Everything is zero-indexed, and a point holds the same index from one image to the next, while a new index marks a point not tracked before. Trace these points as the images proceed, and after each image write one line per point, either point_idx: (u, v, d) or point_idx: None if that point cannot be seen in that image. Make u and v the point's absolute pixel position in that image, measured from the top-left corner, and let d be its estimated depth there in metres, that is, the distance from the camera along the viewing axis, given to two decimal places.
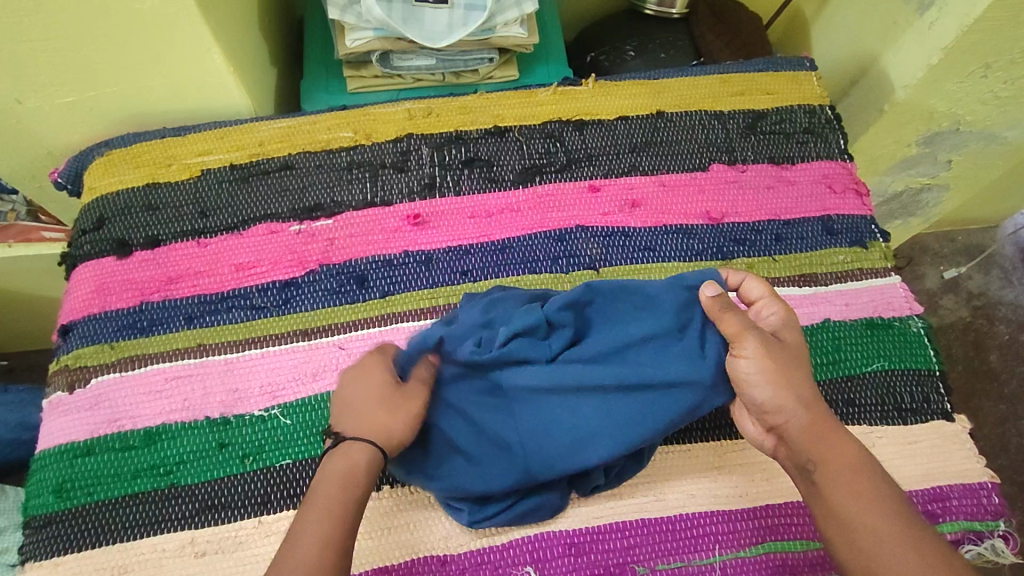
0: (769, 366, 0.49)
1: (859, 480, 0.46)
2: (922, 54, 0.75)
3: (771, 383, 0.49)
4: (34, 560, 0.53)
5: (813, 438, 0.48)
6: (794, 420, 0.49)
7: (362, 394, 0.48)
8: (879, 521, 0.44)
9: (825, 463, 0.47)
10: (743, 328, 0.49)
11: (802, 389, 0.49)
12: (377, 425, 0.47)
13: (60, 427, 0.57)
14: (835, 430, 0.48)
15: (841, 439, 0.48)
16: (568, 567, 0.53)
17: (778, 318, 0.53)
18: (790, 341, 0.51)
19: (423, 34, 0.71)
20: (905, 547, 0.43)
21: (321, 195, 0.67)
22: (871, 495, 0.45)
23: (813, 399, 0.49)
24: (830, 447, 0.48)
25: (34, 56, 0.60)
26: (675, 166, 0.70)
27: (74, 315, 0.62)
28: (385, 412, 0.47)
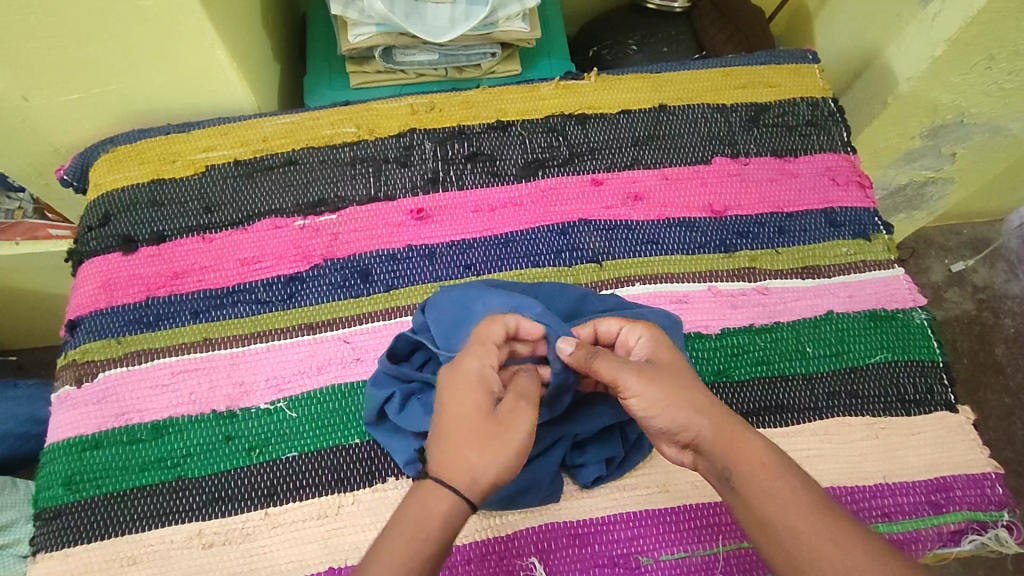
0: (656, 393, 0.46)
1: (772, 480, 0.44)
2: (925, 46, 0.74)
3: (670, 405, 0.47)
4: (44, 551, 0.53)
5: (724, 442, 0.46)
6: (699, 429, 0.47)
7: (454, 419, 0.45)
8: (800, 520, 0.43)
9: (738, 468, 0.45)
10: (615, 368, 0.46)
11: (696, 398, 0.47)
12: (466, 467, 0.43)
13: (68, 420, 0.58)
14: (742, 430, 0.47)
15: (747, 436, 0.47)
16: (573, 557, 0.53)
17: (647, 337, 0.50)
18: (667, 360, 0.49)
19: (425, 29, 0.71)
20: (832, 544, 0.42)
21: (324, 190, 0.67)
22: (788, 494, 0.44)
23: (709, 407, 0.48)
24: (740, 447, 0.46)
25: (39, 54, 0.61)
26: (678, 160, 0.70)
27: (82, 310, 0.62)
28: (476, 451, 0.43)
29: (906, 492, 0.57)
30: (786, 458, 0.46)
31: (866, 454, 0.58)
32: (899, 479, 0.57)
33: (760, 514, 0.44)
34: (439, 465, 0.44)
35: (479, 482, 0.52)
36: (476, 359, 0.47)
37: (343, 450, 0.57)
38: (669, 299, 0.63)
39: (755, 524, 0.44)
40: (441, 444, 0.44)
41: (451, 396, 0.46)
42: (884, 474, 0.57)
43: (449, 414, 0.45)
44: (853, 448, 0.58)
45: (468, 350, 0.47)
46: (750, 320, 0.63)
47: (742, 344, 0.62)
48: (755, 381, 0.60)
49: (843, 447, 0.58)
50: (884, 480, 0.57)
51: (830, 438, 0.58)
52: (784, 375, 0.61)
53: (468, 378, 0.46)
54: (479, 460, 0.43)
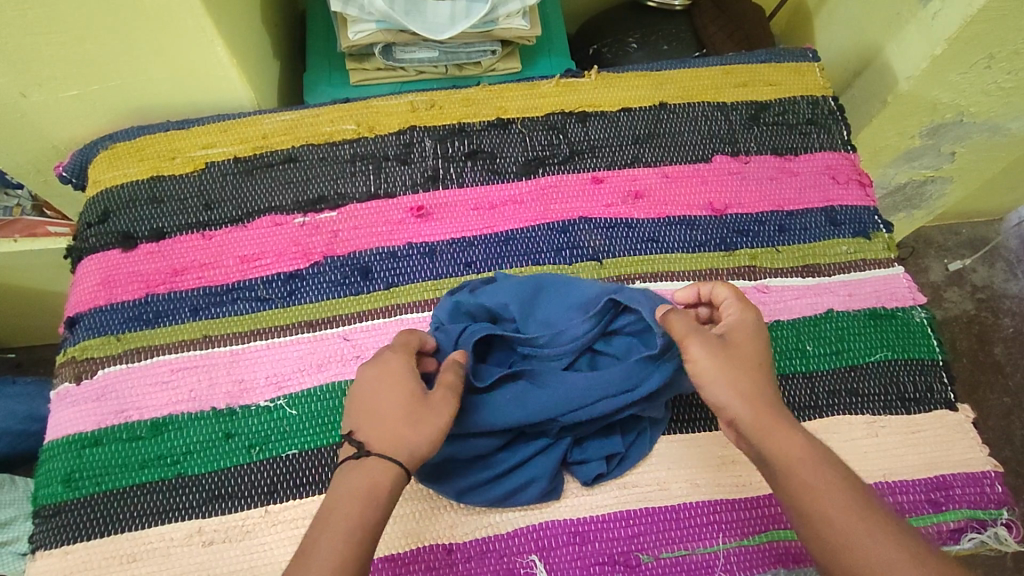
0: (717, 365, 0.47)
1: (812, 471, 0.43)
2: (925, 44, 0.74)
3: (719, 380, 0.46)
4: (43, 549, 0.53)
5: (761, 430, 0.45)
6: (738, 415, 0.46)
7: (385, 401, 0.46)
8: (840, 512, 0.42)
9: (777, 458, 0.44)
10: (688, 329, 0.48)
11: (748, 383, 0.47)
12: (400, 438, 0.45)
13: (67, 418, 0.57)
14: (784, 421, 0.46)
15: (791, 429, 0.46)
16: (573, 555, 0.53)
17: (736, 317, 0.50)
18: (741, 340, 0.49)
19: (425, 26, 0.71)
20: (871, 538, 0.40)
21: (324, 188, 0.67)
22: (829, 486, 0.43)
23: (755, 390, 0.47)
24: (778, 437, 0.45)
25: (37, 50, 0.60)
26: (678, 158, 0.70)
27: (81, 307, 0.62)
28: (411, 423, 0.45)
29: (906, 491, 0.57)
30: (826, 450, 0.45)
31: (865, 453, 0.58)
32: (898, 478, 0.57)
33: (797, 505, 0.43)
34: (371, 442, 0.45)
35: (480, 480, 0.53)
36: (395, 354, 0.49)
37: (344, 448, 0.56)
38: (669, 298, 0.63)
39: (796, 513, 0.43)
40: (371, 424, 0.46)
41: (376, 384, 0.47)
42: (884, 472, 0.57)
43: (371, 400, 0.47)
44: (853, 446, 0.58)
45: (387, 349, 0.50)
46: None
47: None
48: None
49: (842, 445, 0.58)
50: (884, 478, 0.57)
51: (830, 437, 0.58)
52: (784, 374, 0.61)
53: (396, 364, 0.48)
54: (413, 430, 0.45)
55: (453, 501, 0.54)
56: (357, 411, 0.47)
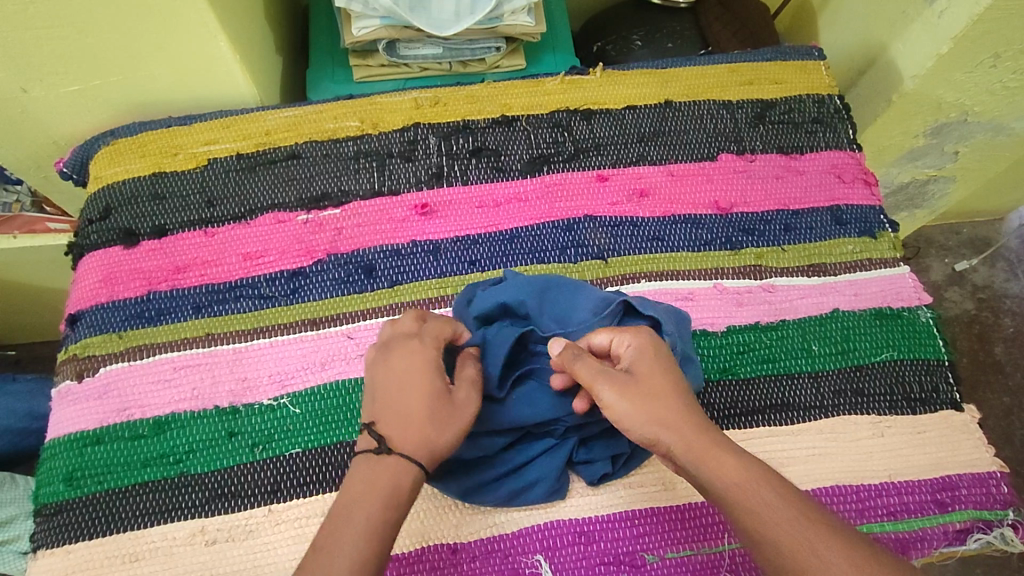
0: (632, 403, 0.46)
1: (753, 494, 0.43)
2: (931, 43, 0.74)
3: (638, 419, 0.46)
4: (45, 547, 0.53)
5: (697, 457, 0.45)
6: (671, 447, 0.46)
7: (414, 395, 0.46)
8: (786, 534, 0.41)
9: (714, 485, 0.44)
10: (593, 374, 0.47)
11: (669, 415, 0.46)
12: (424, 437, 0.45)
13: (69, 416, 0.57)
14: (717, 445, 0.45)
15: (725, 451, 0.45)
16: (578, 555, 0.53)
17: (635, 342, 0.49)
18: (647, 368, 0.48)
19: (429, 22, 0.70)
20: (819, 557, 0.40)
21: (328, 185, 0.67)
22: (772, 507, 0.42)
23: (685, 420, 0.46)
24: (715, 463, 0.44)
25: (38, 44, 0.60)
26: (683, 156, 0.70)
27: (83, 304, 0.62)
28: (437, 425, 0.46)
29: (911, 491, 0.57)
30: (765, 469, 0.44)
31: (871, 453, 0.58)
32: (904, 478, 0.57)
33: (744, 531, 0.42)
34: (396, 438, 0.45)
35: (486, 480, 0.53)
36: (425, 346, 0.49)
37: (348, 447, 0.56)
38: (674, 297, 0.63)
39: (745, 539, 0.42)
40: (395, 420, 0.46)
41: (403, 375, 0.47)
42: (889, 473, 0.57)
43: (397, 393, 0.47)
44: (859, 446, 0.58)
45: (416, 335, 0.49)
46: (755, 318, 0.63)
47: (749, 342, 0.61)
48: (761, 379, 0.60)
49: (848, 446, 0.58)
50: (890, 479, 0.57)
51: (836, 437, 0.58)
52: (790, 374, 0.60)
53: (424, 357, 0.48)
54: (438, 431, 0.46)
55: (458, 500, 0.54)
56: (382, 403, 0.47)
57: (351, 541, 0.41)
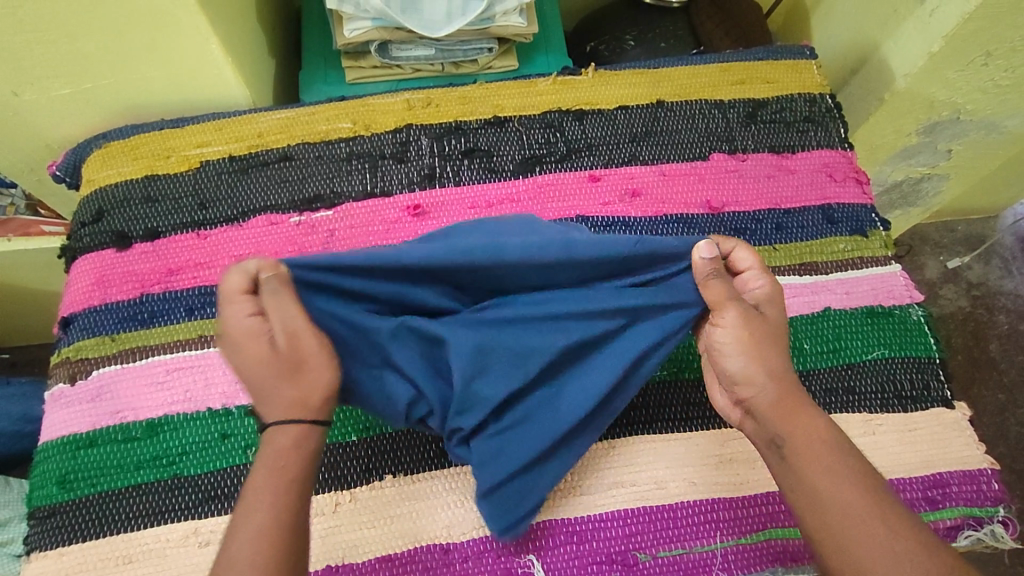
0: (746, 335, 0.48)
1: (828, 455, 0.45)
2: (922, 42, 0.74)
3: (747, 353, 0.48)
4: (38, 550, 0.53)
5: (784, 412, 0.47)
6: (762, 394, 0.47)
7: (259, 368, 0.43)
8: (852, 496, 0.43)
9: (793, 440, 0.46)
10: (724, 295, 0.49)
11: (775, 363, 0.48)
12: (293, 399, 0.43)
13: (62, 418, 0.57)
14: (804, 405, 0.47)
15: (810, 411, 0.47)
16: (571, 554, 0.53)
17: (766, 292, 0.50)
18: (772, 316, 0.50)
19: (421, 24, 0.70)
20: (881, 523, 0.42)
21: (320, 186, 0.67)
22: (845, 473, 0.44)
23: (782, 372, 0.48)
24: (799, 420, 0.46)
25: (29, 47, 0.60)
26: (675, 156, 0.70)
27: (75, 307, 0.62)
28: (294, 379, 0.43)
29: (901, 489, 0.57)
30: (843, 435, 0.47)
31: (862, 451, 0.58)
32: (895, 476, 0.57)
33: (808, 486, 0.44)
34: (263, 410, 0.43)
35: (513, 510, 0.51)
36: (239, 311, 0.43)
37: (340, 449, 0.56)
38: None
39: (805, 492, 0.44)
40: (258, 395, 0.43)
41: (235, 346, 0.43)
42: (880, 471, 0.57)
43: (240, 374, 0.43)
44: (850, 444, 0.58)
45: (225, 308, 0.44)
46: None
47: None
48: None
49: None
50: (881, 476, 0.57)
51: None
52: None
53: (241, 332, 0.43)
54: (299, 387, 0.43)
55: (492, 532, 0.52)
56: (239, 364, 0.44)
57: (268, 496, 0.41)
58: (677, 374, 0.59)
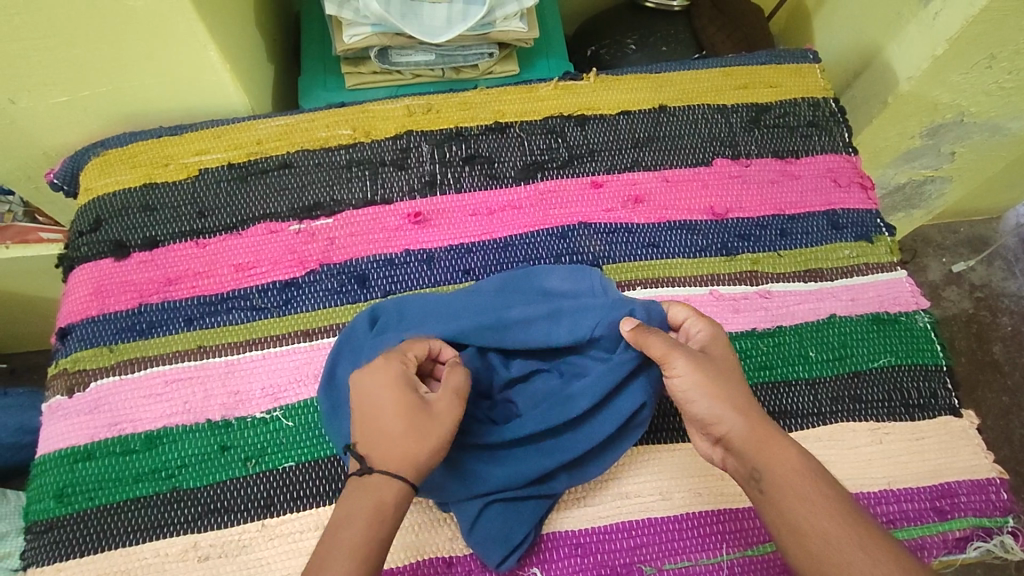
0: (702, 379, 0.48)
1: (805, 484, 0.45)
2: (927, 45, 0.74)
3: (709, 395, 0.48)
4: (36, 565, 0.52)
5: (758, 444, 0.47)
6: (734, 428, 0.48)
7: (383, 407, 0.46)
8: (831, 524, 0.43)
9: (770, 471, 0.46)
10: (667, 347, 0.49)
11: (738, 397, 0.49)
12: (405, 451, 0.44)
13: (60, 431, 0.56)
14: (776, 436, 0.47)
15: (782, 442, 0.47)
16: (575, 567, 0.52)
17: (709, 333, 0.53)
18: (720, 354, 0.51)
19: (421, 30, 0.70)
20: (862, 551, 0.42)
21: (320, 194, 0.66)
22: (823, 501, 0.44)
23: (748, 406, 0.48)
24: (773, 450, 0.47)
25: (25, 55, 0.59)
26: (678, 161, 0.69)
27: (73, 318, 0.61)
28: (414, 437, 0.45)
29: (910, 498, 0.56)
30: (818, 464, 0.46)
31: (869, 460, 0.57)
32: (902, 485, 0.56)
33: (787, 516, 0.44)
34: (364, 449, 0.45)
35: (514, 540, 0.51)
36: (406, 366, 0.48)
37: (339, 462, 0.55)
38: None
39: (782, 525, 0.44)
40: (370, 428, 0.46)
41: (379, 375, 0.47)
42: (888, 480, 0.57)
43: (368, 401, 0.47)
44: (857, 453, 0.57)
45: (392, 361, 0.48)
46: (751, 324, 0.62)
47: (746, 349, 0.61)
48: (758, 386, 0.59)
49: (846, 453, 0.57)
50: (888, 486, 0.56)
51: (834, 444, 0.58)
52: (787, 381, 0.60)
53: (397, 371, 0.47)
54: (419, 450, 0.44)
55: (489, 564, 0.51)
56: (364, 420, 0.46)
57: (355, 527, 0.42)
58: None
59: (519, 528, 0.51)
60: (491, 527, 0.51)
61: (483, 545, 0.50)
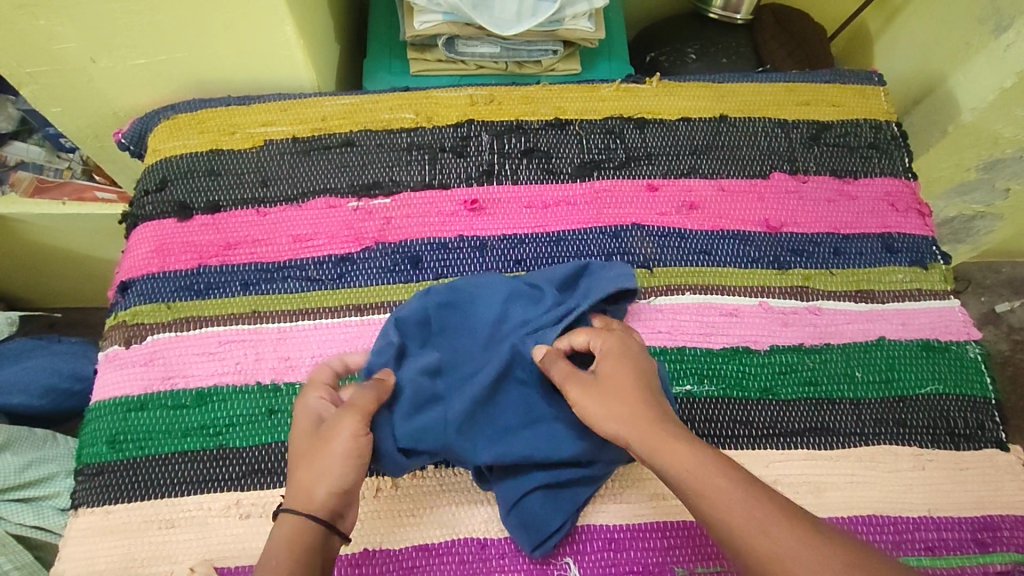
0: (596, 400, 0.48)
1: (698, 464, 0.42)
2: (994, 76, 0.73)
3: (604, 409, 0.47)
4: (86, 506, 0.54)
5: (654, 447, 0.44)
6: (632, 438, 0.45)
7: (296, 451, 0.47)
8: (739, 514, 0.40)
9: (671, 473, 0.43)
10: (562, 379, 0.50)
11: (626, 403, 0.47)
12: (302, 484, 0.45)
13: (115, 380, 0.58)
14: (670, 434, 0.44)
15: (677, 441, 0.44)
16: (607, 562, 0.52)
17: (612, 348, 0.51)
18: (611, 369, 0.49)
19: (491, 21, 0.71)
20: (780, 537, 0.38)
21: (379, 174, 0.67)
22: (726, 493, 0.41)
23: (646, 409, 0.46)
24: (671, 451, 0.43)
25: (112, 16, 0.61)
26: (735, 172, 0.69)
27: (134, 272, 0.63)
28: (305, 469, 0.45)
29: (950, 527, 0.55)
30: (716, 455, 0.43)
31: (911, 485, 0.57)
32: (943, 514, 0.56)
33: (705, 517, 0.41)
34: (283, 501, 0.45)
35: (551, 528, 0.51)
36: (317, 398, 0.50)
37: None
38: (719, 312, 0.62)
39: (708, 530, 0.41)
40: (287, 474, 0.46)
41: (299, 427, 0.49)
42: (928, 507, 0.56)
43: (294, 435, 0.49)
44: (899, 478, 0.57)
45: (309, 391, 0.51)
46: (799, 339, 0.62)
47: (791, 363, 0.61)
48: (801, 401, 0.59)
49: (886, 476, 0.57)
50: (928, 513, 0.56)
51: (875, 466, 0.57)
52: (831, 399, 0.60)
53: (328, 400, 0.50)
54: (314, 475, 0.45)
55: (525, 550, 0.52)
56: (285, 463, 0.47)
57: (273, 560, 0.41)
58: (725, 391, 0.59)
59: (556, 518, 0.51)
60: (530, 516, 0.51)
61: (522, 528, 0.51)
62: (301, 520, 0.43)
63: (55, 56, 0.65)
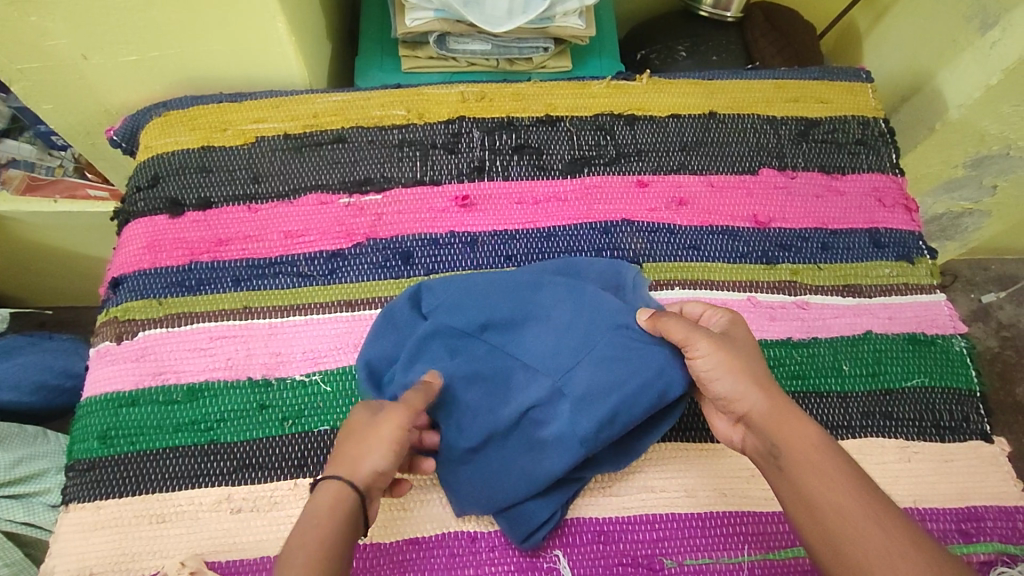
0: (726, 359, 0.48)
1: (822, 462, 0.44)
2: (979, 73, 0.74)
3: (733, 373, 0.48)
4: (77, 501, 0.54)
5: (777, 425, 0.46)
6: (753, 405, 0.47)
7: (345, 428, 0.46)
8: (844, 499, 0.42)
9: (790, 447, 0.45)
10: (687, 330, 0.49)
11: (756, 373, 0.49)
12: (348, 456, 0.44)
13: (107, 376, 0.58)
14: (798, 414, 0.47)
15: (801, 420, 0.47)
16: (596, 554, 0.53)
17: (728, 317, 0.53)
18: (740, 337, 0.51)
19: (482, 18, 0.71)
20: (879, 529, 0.41)
21: (371, 170, 0.68)
22: (838, 478, 0.43)
23: (771, 386, 0.48)
24: (792, 428, 0.46)
25: (104, 13, 0.61)
26: (724, 168, 0.70)
27: (125, 269, 0.63)
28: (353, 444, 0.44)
29: (934, 518, 0.56)
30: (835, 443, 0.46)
31: (897, 477, 0.57)
32: (928, 505, 0.57)
33: (802, 493, 0.44)
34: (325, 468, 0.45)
35: (540, 519, 0.52)
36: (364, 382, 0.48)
37: None
38: None
39: (799, 505, 0.44)
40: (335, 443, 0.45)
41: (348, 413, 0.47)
42: (914, 499, 0.57)
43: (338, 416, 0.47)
44: (885, 470, 0.58)
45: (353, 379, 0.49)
46: (787, 333, 0.63)
47: (779, 357, 0.61)
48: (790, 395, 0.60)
49: (872, 468, 0.57)
50: (914, 504, 0.56)
51: (861, 458, 0.58)
52: (818, 392, 0.60)
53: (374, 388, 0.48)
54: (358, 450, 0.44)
55: (511, 541, 0.53)
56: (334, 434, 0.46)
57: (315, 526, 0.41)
58: None
59: (546, 509, 0.52)
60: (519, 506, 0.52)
61: (511, 517, 0.52)
62: (344, 491, 0.42)
63: (46, 52, 0.65)
